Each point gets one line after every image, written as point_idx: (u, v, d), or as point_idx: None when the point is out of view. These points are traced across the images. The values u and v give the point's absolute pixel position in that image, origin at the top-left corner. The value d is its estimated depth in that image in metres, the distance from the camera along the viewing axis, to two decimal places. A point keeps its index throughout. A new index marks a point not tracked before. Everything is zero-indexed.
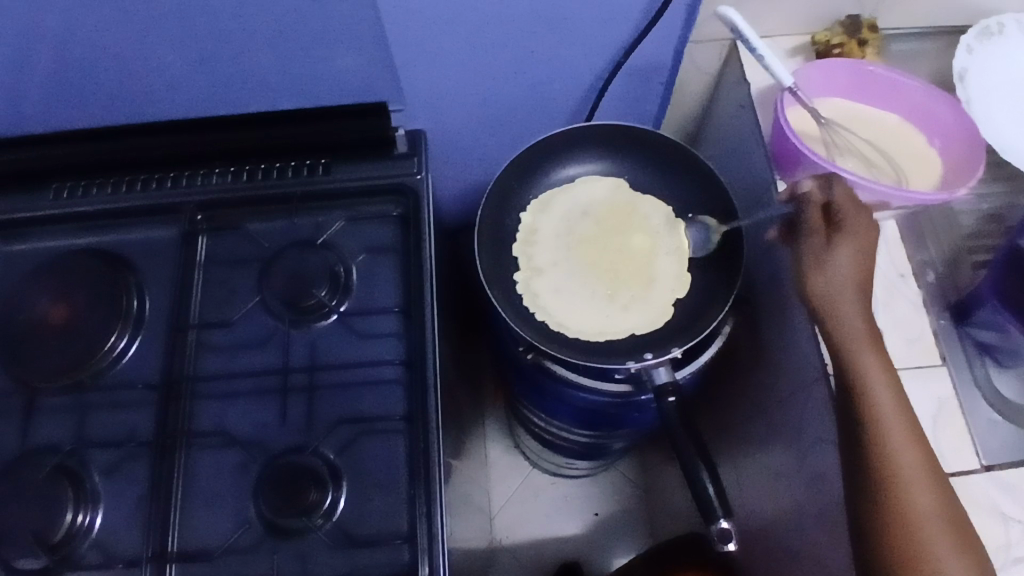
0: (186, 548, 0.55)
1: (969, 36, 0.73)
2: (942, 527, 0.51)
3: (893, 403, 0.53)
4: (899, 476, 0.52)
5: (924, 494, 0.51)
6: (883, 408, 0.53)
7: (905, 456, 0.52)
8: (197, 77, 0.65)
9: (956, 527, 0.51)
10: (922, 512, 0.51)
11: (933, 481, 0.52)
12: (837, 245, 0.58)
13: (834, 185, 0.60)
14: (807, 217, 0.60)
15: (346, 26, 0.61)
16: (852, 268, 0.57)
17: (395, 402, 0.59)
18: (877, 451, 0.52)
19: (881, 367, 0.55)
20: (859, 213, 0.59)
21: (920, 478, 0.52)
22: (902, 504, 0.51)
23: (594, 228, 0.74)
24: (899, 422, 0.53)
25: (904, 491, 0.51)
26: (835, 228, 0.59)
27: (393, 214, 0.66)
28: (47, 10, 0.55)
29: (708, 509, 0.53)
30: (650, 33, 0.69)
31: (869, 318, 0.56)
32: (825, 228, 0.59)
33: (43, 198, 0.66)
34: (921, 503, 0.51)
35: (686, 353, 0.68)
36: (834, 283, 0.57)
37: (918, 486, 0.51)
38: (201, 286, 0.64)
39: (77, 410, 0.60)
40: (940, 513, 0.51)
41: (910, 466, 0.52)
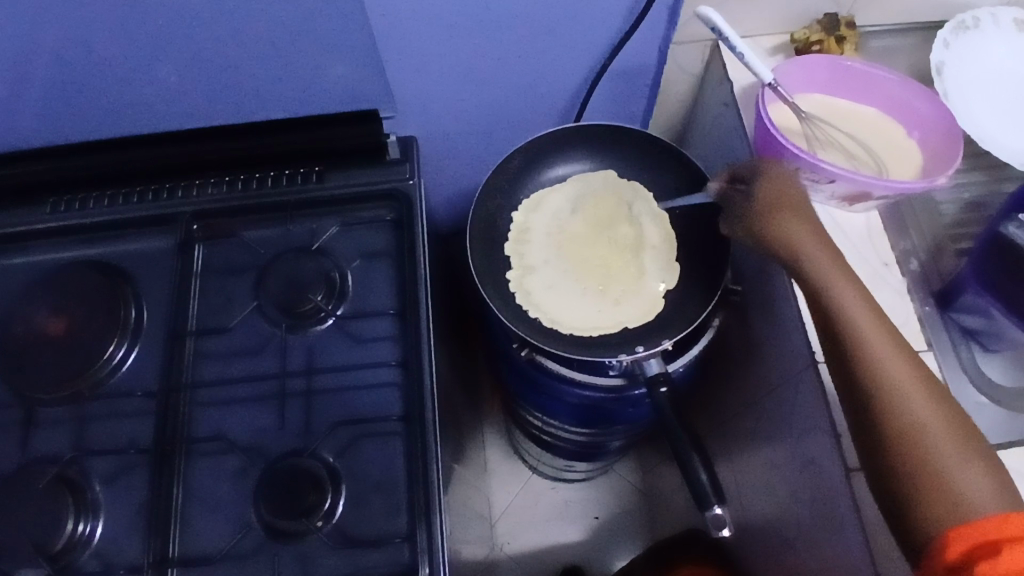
0: (186, 553, 0.56)
1: (945, 30, 0.74)
2: (951, 443, 0.49)
3: (877, 329, 0.53)
4: (894, 392, 0.51)
5: (927, 411, 0.50)
6: (866, 335, 0.53)
7: (899, 379, 0.51)
8: (189, 90, 0.66)
9: (962, 434, 0.50)
10: (921, 416, 0.50)
11: (935, 397, 0.51)
12: (763, 193, 0.61)
13: (736, 167, 0.65)
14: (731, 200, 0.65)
15: (335, 35, 0.62)
16: (775, 205, 0.60)
17: (391, 403, 0.60)
18: (869, 377, 0.52)
19: (860, 296, 0.54)
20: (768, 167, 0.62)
21: (918, 395, 0.50)
22: (899, 416, 0.50)
23: (583, 226, 0.75)
24: (886, 342, 0.52)
25: (904, 412, 0.50)
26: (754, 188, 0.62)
27: (387, 219, 0.67)
28: (41, 26, 0.56)
29: (702, 497, 0.54)
30: (634, 35, 0.70)
31: (828, 247, 0.57)
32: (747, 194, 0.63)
33: (40, 212, 0.67)
34: (925, 421, 0.50)
35: (677, 346, 0.69)
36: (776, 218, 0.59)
37: (919, 404, 0.50)
38: (198, 294, 0.64)
39: (76, 421, 0.60)
40: (940, 418, 0.50)
41: (907, 387, 0.51)
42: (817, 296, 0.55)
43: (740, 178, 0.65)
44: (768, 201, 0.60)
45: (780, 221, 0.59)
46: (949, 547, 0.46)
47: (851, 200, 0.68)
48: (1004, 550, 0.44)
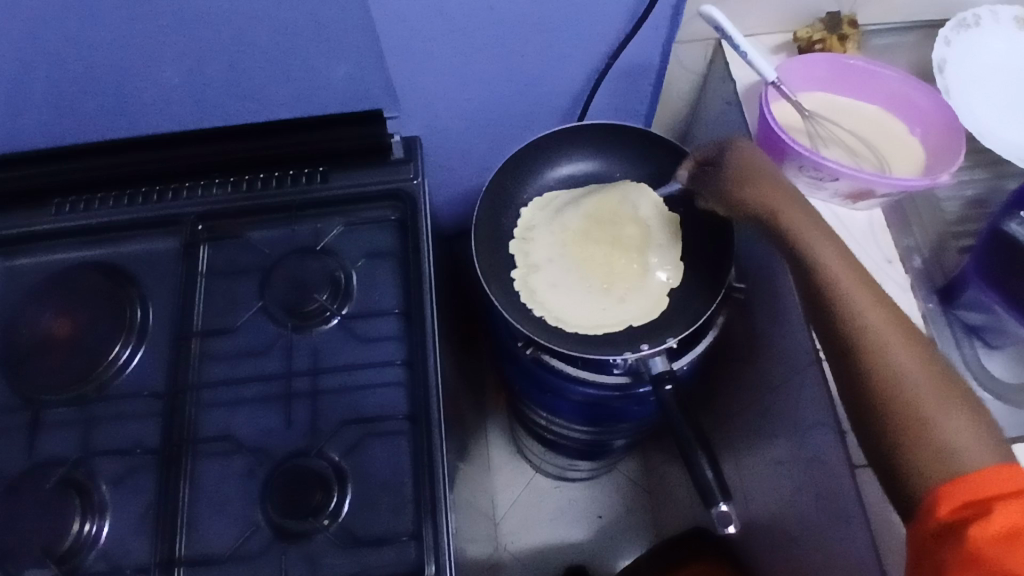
0: (193, 553, 0.56)
1: (946, 28, 0.74)
2: (933, 390, 0.48)
3: (855, 282, 0.53)
4: (876, 344, 0.50)
5: (908, 359, 0.49)
6: (845, 288, 0.52)
7: (879, 329, 0.51)
8: (194, 91, 0.66)
9: (947, 384, 0.49)
10: (904, 366, 0.49)
11: (916, 347, 0.50)
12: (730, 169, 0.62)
13: (703, 150, 0.67)
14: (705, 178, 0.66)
15: (338, 35, 0.62)
16: (743, 179, 0.61)
17: (397, 402, 0.60)
18: (848, 329, 0.51)
19: (838, 253, 0.54)
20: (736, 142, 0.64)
21: (897, 343, 0.50)
22: (883, 368, 0.49)
23: (586, 223, 0.75)
24: (867, 296, 0.52)
25: (885, 361, 0.50)
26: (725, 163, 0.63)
27: (391, 219, 0.67)
28: (46, 28, 0.57)
29: (708, 494, 0.55)
30: (637, 34, 0.70)
31: (805, 210, 0.57)
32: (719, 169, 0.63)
33: (46, 214, 0.68)
34: (910, 371, 0.49)
35: (681, 344, 0.69)
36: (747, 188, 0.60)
37: (900, 352, 0.50)
38: (203, 295, 0.65)
39: (82, 422, 0.60)
40: (923, 368, 0.49)
41: (887, 336, 0.50)
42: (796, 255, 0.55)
43: (710, 158, 0.66)
44: (735, 176, 0.61)
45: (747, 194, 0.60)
46: (938, 507, 0.45)
47: (854, 198, 0.68)
48: (993, 511, 0.43)
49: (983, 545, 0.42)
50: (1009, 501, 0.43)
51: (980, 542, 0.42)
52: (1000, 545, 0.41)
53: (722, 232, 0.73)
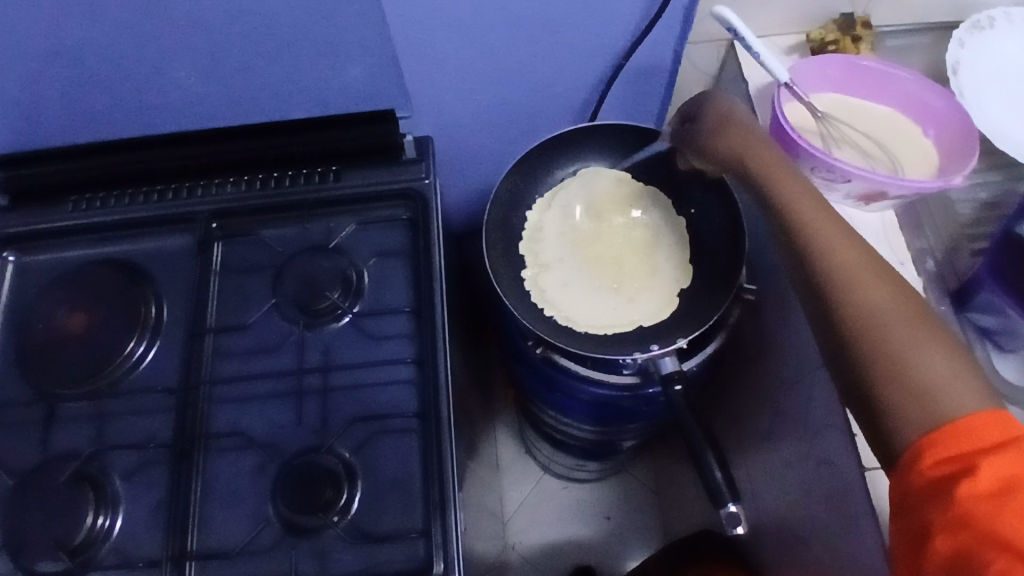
0: (205, 547, 0.56)
1: (960, 30, 0.74)
2: (908, 327, 0.48)
3: (830, 227, 0.53)
4: (848, 285, 0.51)
5: (881, 298, 0.50)
6: (816, 232, 0.53)
7: (852, 271, 0.51)
8: (209, 90, 0.67)
9: (920, 320, 0.49)
10: (875, 304, 0.50)
11: (892, 286, 0.50)
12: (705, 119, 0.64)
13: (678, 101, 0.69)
14: (684, 130, 0.66)
15: (352, 36, 0.63)
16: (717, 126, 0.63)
17: (406, 400, 0.61)
18: (823, 274, 0.52)
19: (814, 201, 0.55)
20: (721, 99, 0.63)
21: (872, 284, 0.50)
22: (854, 308, 0.50)
23: (596, 226, 0.76)
24: (839, 239, 0.53)
25: (861, 302, 0.50)
26: (706, 120, 0.64)
27: (402, 218, 0.68)
28: (68, 28, 0.58)
29: (716, 493, 0.55)
30: (649, 34, 0.70)
31: (778, 160, 0.59)
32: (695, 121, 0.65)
33: (62, 211, 0.68)
34: (882, 309, 0.49)
35: (692, 344, 0.69)
36: (721, 139, 0.62)
37: (873, 292, 0.50)
38: (216, 292, 0.65)
39: (97, 417, 0.61)
40: (896, 305, 0.49)
41: (861, 277, 0.51)
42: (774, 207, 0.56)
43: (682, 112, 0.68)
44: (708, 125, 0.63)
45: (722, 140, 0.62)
46: (924, 463, 0.45)
47: (866, 199, 0.68)
48: (977, 468, 0.43)
49: (971, 506, 0.42)
50: (994, 454, 0.43)
51: (967, 503, 0.42)
52: (987, 504, 0.42)
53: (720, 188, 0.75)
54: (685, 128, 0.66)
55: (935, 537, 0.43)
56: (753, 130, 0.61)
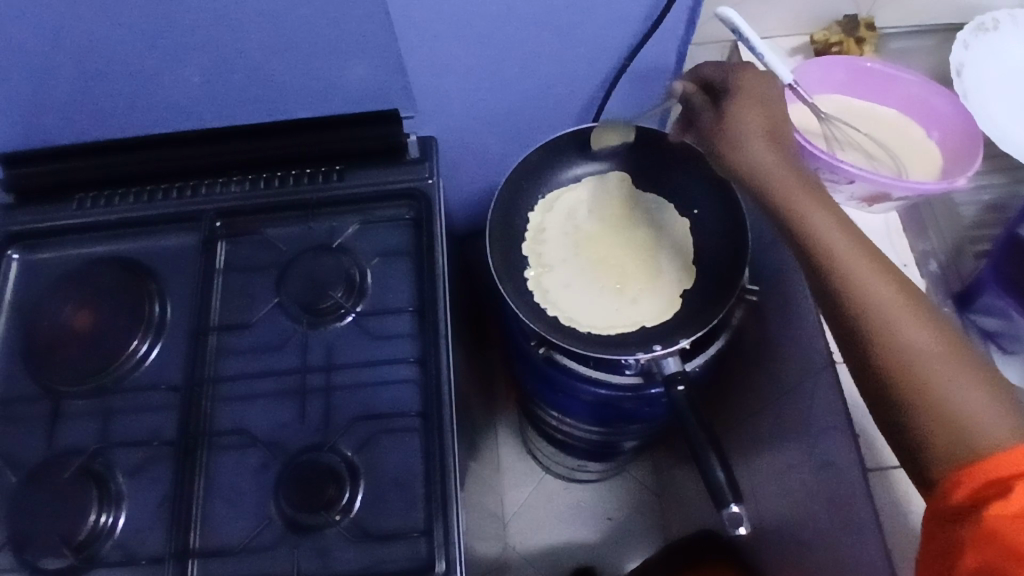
0: (207, 545, 0.57)
1: (964, 31, 0.74)
2: (945, 364, 0.47)
3: (859, 258, 0.51)
4: (880, 319, 0.49)
5: (916, 332, 0.48)
6: (844, 260, 0.51)
7: (884, 306, 0.49)
8: (214, 89, 0.67)
9: (956, 355, 0.47)
10: (909, 340, 0.48)
11: (927, 321, 0.48)
12: (729, 119, 0.61)
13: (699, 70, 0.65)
14: (704, 118, 0.64)
15: (357, 36, 0.63)
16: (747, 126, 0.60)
17: (409, 400, 0.61)
18: (855, 308, 0.50)
19: (841, 228, 0.53)
20: (749, 89, 0.62)
21: (905, 319, 0.48)
22: (889, 345, 0.48)
23: (598, 227, 0.76)
24: (869, 269, 0.50)
25: (895, 341, 0.48)
26: (732, 113, 0.61)
27: (406, 217, 0.68)
28: (76, 26, 0.58)
29: (719, 494, 0.55)
30: (653, 35, 0.70)
31: (801, 179, 0.57)
32: (720, 116, 0.62)
33: (67, 209, 0.69)
34: (917, 346, 0.47)
35: (695, 345, 0.69)
36: (745, 147, 0.59)
37: (906, 326, 0.48)
38: (220, 290, 0.65)
39: (101, 414, 0.61)
40: (932, 341, 0.47)
41: (894, 314, 0.49)
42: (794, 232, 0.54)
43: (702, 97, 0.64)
44: (731, 128, 0.61)
45: (750, 142, 0.59)
46: (957, 487, 0.44)
47: (870, 201, 0.68)
48: (1010, 489, 0.42)
49: (997, 523, 0.41)
50: None
51: (993, 522, 0.42)
52: (1015, 523, 0.41)
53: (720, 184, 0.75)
54: (705, 118, 0.64)
55: (962, 554, 0.43)
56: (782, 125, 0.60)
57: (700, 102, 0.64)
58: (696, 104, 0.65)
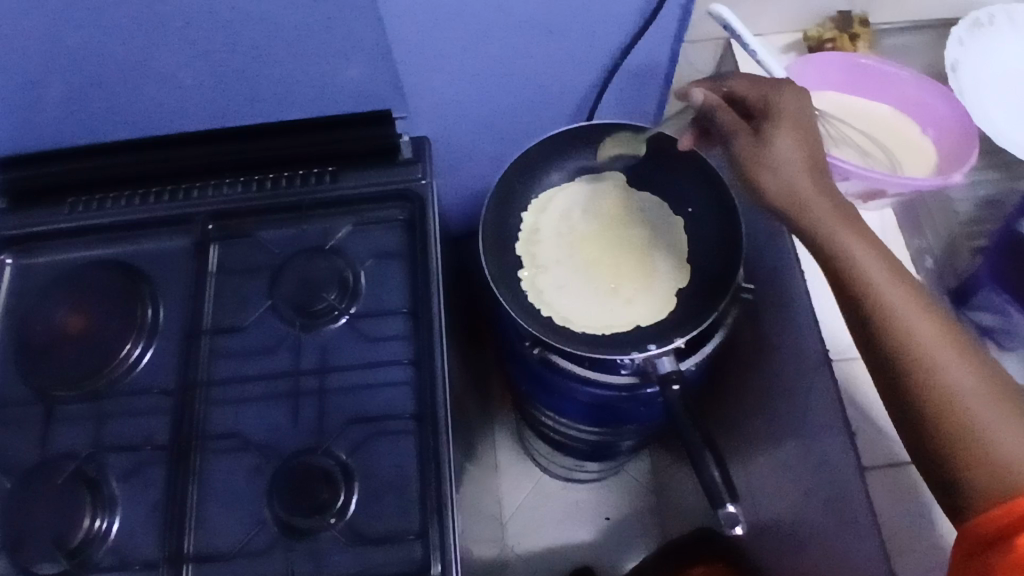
0: (201, 549, 0.56)
1: (959, 28, 0.73)
2: (989, 404, 0.46)
3: (900, 292, 0.50)
4: (925, 359, 0.48)
5: (960, 372, 0.47)
6: (884, 296, 0.50)
7: (928, 344, 0.48)
8: (206, 91, 0.67)
9: (998, 394, 0.47)
10: (955, 382, 0.47)
11: (967, 356, 0.48)
12: (768, 144, 0.55)
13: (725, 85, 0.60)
14: (721, 120, 0.58)
15: (350, 37, 0.63)
16: (792, 155, 0.54)
17: (403, 402, 0.60)
18: (899, 348, 0.48)
19: (880, 259, 0.51)
20: (778, 92, 0.57)
21: (948, 355, 0.48)
22: (933, 385, 0.47)
23: (592, 226, 0.75)
24: (911, 306, 0.49)
25: (940, 381, 0.47)
26: (758, 125, 0.57)
27: (399, 218, 0.68)
28: (69, 29, 0.58)
29: (714, 496, 0.54)
30: (646, 33, 0.70)
31: (842, 208, 0.53)
32: (758, 141, 0.55)
33: (59, 212, 0.68)
34: (961, 387, 0.47)
35: (690, 344, 0.68)
36: (787, 177, 0.54)
37: (950, 365, 0.48)
38: (213, 293, 0.65)
39: (94, 418, 0.61)
40: (975, 381, 0.47)
41: (938, 352, 0.48)
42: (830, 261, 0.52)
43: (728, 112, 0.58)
44: (770, 154, 0.54)
45: (791, 173, 0.54)
46: (994, 519, 0.44)
47: (866, 197, 0.69)
48: None
49: None
50: None
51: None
52: None
53: (713, 182, 0.74)
54: (722, 119, 0.58)
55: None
56: (813, 134, 0.55)
57: (714, 102, 0.58)
58: (708, 103, 0.58)
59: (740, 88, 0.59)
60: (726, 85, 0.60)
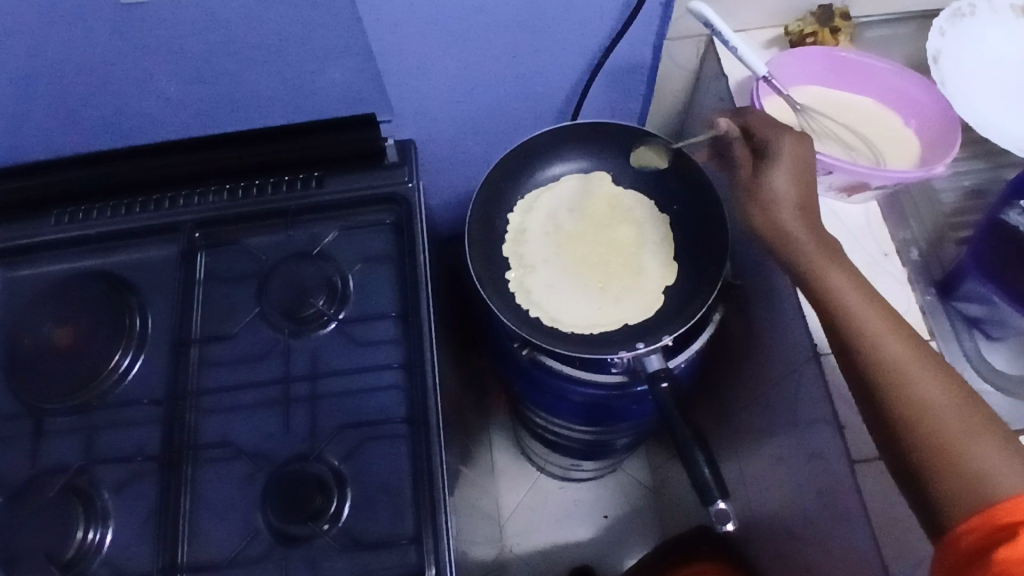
0: (196, 559, 0.56)
1: (941, 18, 0.73)
2: (959, 417, 0.48)
3: (873, 314, 0.52)
4: (897, 373, 0.50)
5: (931, 386, 0.49)
6: (859, 315, 0.52)
7: (901, 363, 0.50)
8: (189, 98, 0.67)
9: (969, 408, 0.48)
10: (926, 395, 0.49)
11: (940, 375, 0.50)
12: (763, 182, 0.59)
13: (746, 115, 0.63)
14: (733, 153, 0.64)
15: (330, 41, 0.63)
16: (784, 194, 0.58)
17: (395, 406, 0.60)
18: (873, 363, 0.51)
19: (855, 284, 0.54)
20: (781, 132, 0.60)
21: (921, 374, 0.49)
22: (905, 397, 0.49)
23: (579, 225, 0.76)
24: (884, 325, 0.52)
25: (913, 397, 0.49)
26: (760, 160, 0.61)
27: (386, 222, 0.67)
28: (47, 39, 0.57)
29: (705, 492, 0.54)
30: (628, 31, 0.70)
31: (824, 242, 0.57)
32: (754, 178, 0.61)
33: (45, 224, 0.68)
34: (932, 400, 0.48)
35: (678, 342, 0.69)
36: (774, 212, 0.58)
37: (922, 380, 0.49)
38: (201, 302, 0.65)
39: (85, 430, 0.61)
40: (947, 395, 0.49)
41: (910, 370, 0.50)
42: (810, 288, 0.55)
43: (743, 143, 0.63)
44: (761, 193, 0.59)
45: (777, 210, 0.58)
46: (973, 530, 0.44)
47: (848, 191, 0.69)
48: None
49: (1009, 562, 0.42)
50: None
51: (1010, 565, 0.42)
52: None
53: (697, 179, 0.74)
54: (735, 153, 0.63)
55: None
56: (807, 174, 0.59)
57: (734, 135, 0.64)
58: (728, 135, 0.64)
59: (753, 124, 0.63)
60: (747, 116, 0.63)
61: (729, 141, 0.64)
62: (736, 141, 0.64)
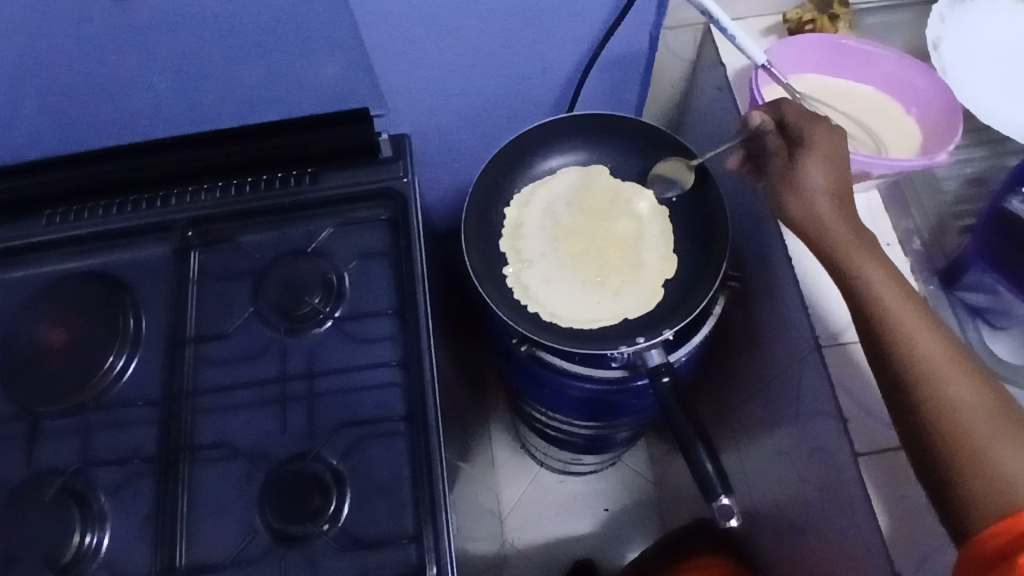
0: (194, 560, 0.55)
1: (940, 4, 0.72)
2: (989, 421, 0.47)
3: (908, 311, 0.51)
4: (928, 372, 0.49)
5: (962, 388, 0.48)
6: (893, 312, 0.51)
7: (933, 362, 0.49)
8: (181, 95, 0.66)
9: (999, 413, 0.48)
10: (956, 396, 0.48)
11: (970, 376, 0.49)
12: (798, 169, 0.58)
13: (781, 108, 0.62)
14: (767, 146, 0.61)
15: (322, 33, 0.62)
16: (820, 181, 0.57)
17: (394, 404, 0.60)
18: (904, 361, 0.50)
19: (890, 279, 0.53)
20: (816, 122, 0.59)
21: (953, 375, 0.49)
22: (935, 397, 0.48)
23: (576, 218, 0.75)
24: (917, 323, 0.51)
25: (943, 397, 0.48)
26: (794, 149, 0.60)
27: (382, 218, 0.66)
28: (35, 36, 0.56)
29: (708, 487, 0.54)
30: (624, 21, 0.69)
31: (857, 233, 0.55)
32: (789, 165, 0.59)
33: (36, 225, 0.67)
34: (962, 401, 0.48)
35: (678, 336, 0.68)
36: (806, 199, 0.57)
37: (953, 382, 0.49)
38: (196, 301, 0.64)
39: (80, 431, 0.60)
40: (977, 398, 0.48)
41: (941, 370, 0.49)
42: (844, 281, 0.54)
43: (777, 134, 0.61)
44: (796, 179, 0.58)
45: (811, 197, 0.57)
46: (998, 534, 0.44)
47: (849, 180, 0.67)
48: None
49: None
50: None
51: None
52: None
53: (700, 174, 0.74)
54: (769, 145, 0.61)
55: None
56: (844, 164, 0.57)
57: (768, 128, 0.61)
58: (762, 129, 0.62)
59: (788, 115, 0.61)
60: (783, 109, 0.62)
61: (763, 133, 0.62)
62: (770, 133, 0.61)
